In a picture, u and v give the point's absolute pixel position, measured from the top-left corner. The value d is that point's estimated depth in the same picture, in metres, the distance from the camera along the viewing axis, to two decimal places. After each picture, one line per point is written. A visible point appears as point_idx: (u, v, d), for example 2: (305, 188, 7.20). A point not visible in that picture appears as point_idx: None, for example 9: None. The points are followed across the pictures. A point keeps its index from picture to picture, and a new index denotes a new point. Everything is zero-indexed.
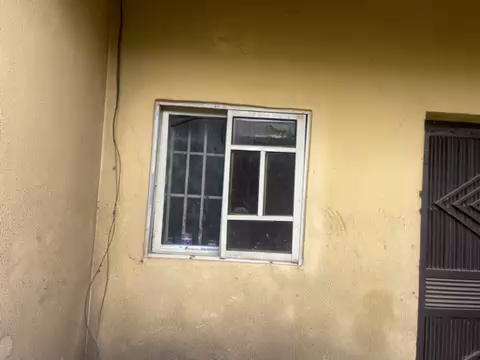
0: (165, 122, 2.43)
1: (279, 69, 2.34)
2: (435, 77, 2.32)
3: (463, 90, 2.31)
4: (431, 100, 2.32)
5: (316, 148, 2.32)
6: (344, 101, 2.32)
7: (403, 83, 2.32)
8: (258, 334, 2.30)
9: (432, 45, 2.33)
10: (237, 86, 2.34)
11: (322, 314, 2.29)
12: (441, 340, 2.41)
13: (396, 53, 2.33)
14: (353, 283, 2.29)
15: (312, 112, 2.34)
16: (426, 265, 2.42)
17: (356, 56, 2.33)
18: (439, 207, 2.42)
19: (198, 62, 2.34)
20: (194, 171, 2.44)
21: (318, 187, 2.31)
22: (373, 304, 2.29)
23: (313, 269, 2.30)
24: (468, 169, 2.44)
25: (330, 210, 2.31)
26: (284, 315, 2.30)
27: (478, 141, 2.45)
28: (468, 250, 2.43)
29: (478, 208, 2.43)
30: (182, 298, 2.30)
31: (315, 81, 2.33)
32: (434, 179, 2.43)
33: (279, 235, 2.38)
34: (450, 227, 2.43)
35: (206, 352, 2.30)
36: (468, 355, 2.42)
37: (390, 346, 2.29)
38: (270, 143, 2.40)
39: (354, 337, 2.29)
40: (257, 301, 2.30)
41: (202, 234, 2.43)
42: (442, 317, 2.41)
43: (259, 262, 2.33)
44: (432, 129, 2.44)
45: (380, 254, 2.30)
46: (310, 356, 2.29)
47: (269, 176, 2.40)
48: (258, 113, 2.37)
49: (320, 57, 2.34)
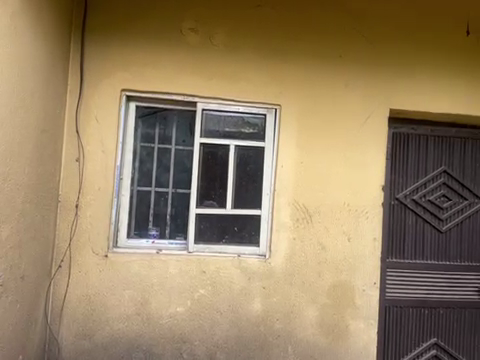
0: (131, 113, 2.35)
1: (249, 63, 2.33)
2: (399, 76, 2.39)
3: (426, 88, 2.40)
4: (395, 98, 2.39)
5: (285, 142, 2.34)
6: (312, 96, 2.36)
7: (368, 80, 2.38)
8: (225, 328, 2.31)
9: (398, 44, 2.40)
10: (207, 77, 2.31)
11: (288, 305, 2.33)
12: (400, 328, 2.53)
13: (363, 51, 2.38)
14: (318, 275, 2.35)
15: (281, 107, 2.35)
16: (387, 257, 2.52)
17: (324, 52, 2.37)
18: (400, 201, 2.53)
19: (167, 52, 2.29)
20: (162, 164, 2.39)
21: (286, 181, 2.34)
22: (337, 295, 2.36)
23: (280, 262, 2.33)
24: (428, 165, 2.55)
25: (297, 203, 2.34)
26: (251, 308, 2.32)
27: (437, 138, 2.57)
28: (426, 242, 2.56)
29: (436, 202, 2.55)
30: (148, 293, 2.27)
31: (285, 75, 2.35)
32: (396, 174, 2.53)
33: (247, 229, 2.39)
34: (410, 220, 2.54)
35: (172, 347, 2.29)
36: (425, 342, 2.55)
37: (352, 335, 2.37)
38: (240, 137, 2.40)
39: (318, 327, 2.35)
40: (224, 295, 2.30)
41: (169, 228, 2.39)
42: (401, 307, 2.53)
43: (227, 255, 2.33)
44: (394, 126, 2.53)
45: (344, 246, 2.37)
46: (276, 347, 2.34)
47: (238, 169, 2.40)
48: (228, 106, 2.35)
49: (290, 51, 2.35)
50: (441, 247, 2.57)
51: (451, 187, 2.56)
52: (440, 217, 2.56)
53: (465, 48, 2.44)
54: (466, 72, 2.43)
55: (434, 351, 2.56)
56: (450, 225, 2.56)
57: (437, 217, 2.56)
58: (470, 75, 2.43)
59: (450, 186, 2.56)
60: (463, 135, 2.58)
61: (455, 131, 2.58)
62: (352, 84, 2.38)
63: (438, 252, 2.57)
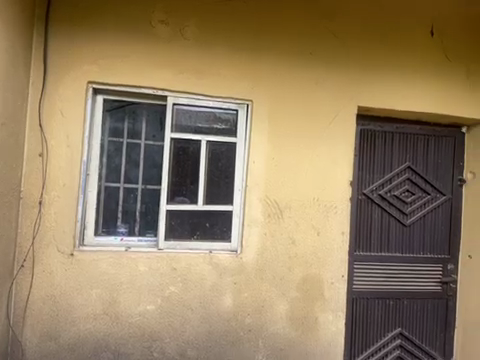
0: (98, 106, 2.27)
1: (220, 58, 2.31)
2: (367, 74, 2.45)
3: (393, 87, 2.47)
4: (362, 96, 2.45)
5: (256, 138, 2.35)
6: (282, 92, 2.38)
7: (337, 78, 2.43)
8: (196, 324, 2.30)
9: (366, 43, 2.46)
10: (178, 71, 2.27)
11: (259, 300, 2.35)
12: (367, 319, 2.62)
13: (333, 49, 2.43)
14: (288, 269, 2.38)
15: (252, 103, 2.36)
16: (355, 250, 2.60)
17: (295, 49, 2.39)
18: (367, 196, 2.61)
19: (136, 45, 2.23)
20: (131, 160, 2.33)
21: (257, 176, 2.35)
22: (306, 288, 2.41)
23: (251, 257, 2.34)
24: (393, 161, 2.65)
25: (268, 199, 2.36)
26: (223, 303, 2.32)
27: (402, 136, 2.67)
28: (391, 236, 2.65)
29: (401, 197, 2.66)
30: (116, 291, 2.21)
31: (256, 71, 2.35)
32: (363, 170, 2.61)
33: (219, 224, 2.39)
34: (377, 214, 2.63)
35: (142, 345, 2.25)
36: (391, 332, 2.66)
37: (321, 327, 2.43)
38: (211, 133, 2.38)
39: (288, 320, 2.39)
40: (195, 291, 2.29)
41: (139, 225, 2.34)
42: (368, 298, 2.62)
43: (198, 251, 2.31)
44: (362, 123, 2.61)
45: (314, 240, 2.41)
46: (247, 341, 2.35)
47: (209, 165, 2.38)
48: (200, 100, 2.33)
49: (261, 47, 2.36)
50: (405, 240, 2.67)
51: (414, 183, 2.67)
52: (404, 211, 2.66)
53: (430, 48, 2.52)
54: (431, 71, 2.52)
55: (399, 341, 2.67)
56: (414, 218, 2.67)
57: (401, 212, 2.66)
58: (434, 75, 2.52)
59: (414, 181, 2.67)
60: (426, 133, 2.69)
61: (419, 129, 2.68)
62: (322, 81, 2.42)
63: (403, 245, 2.67)
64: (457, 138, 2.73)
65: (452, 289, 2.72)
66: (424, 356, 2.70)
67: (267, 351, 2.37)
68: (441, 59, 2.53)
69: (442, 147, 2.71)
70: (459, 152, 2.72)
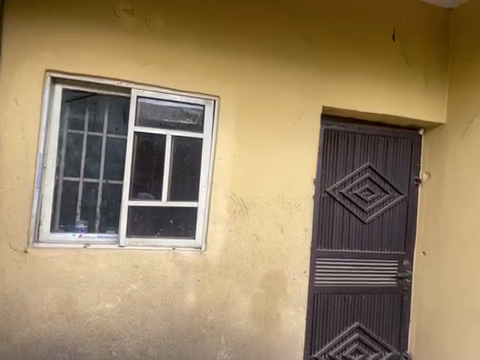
0: (57, 96, 2.16)
1: (187, 51, 2.27)
2: (332, 75, 2.51)
3: (356, 88, 2.55)
4: (327, 96, 2.51)
5: (223, 134, 2.34)
6: (249, 90, 2.38)
7: (304, 77, 2.47)
8: (158, 322, 2.26)
9: (332, 44, 2.51)
10: (143, 63, 2.21)
11: (222, 296, 2.35)
12: (327, 314, 2.70)
13: (301, 49, 2.46)
14: (252, 265, 2.40)
15: (220, 98, 2.34)
16: (317, 247, 2.67)
17: (263, 46, 2.40)
18: (330, 194, 2.68)
19: (99, 33, 2.14)
20: (92, 153, 2.24)
21: (223, 173, 2.34)
22: (269, 284, 2.43)
23: (215, 254, 2.33)
24: (355, 160, 2.74)
25: (234, 195, 2.36)
26: (185, 301, 2.29)
27: (364, 136, 2.76)
28: (352, 233, 2.75)
29: (361, 195, 2.75)
30: (74, 290, 2.12)
31: (224, 67, 2.34)
32: (327, 168, 2.67)
33: (184, 221, 2.35)
34: (338, 212, 2.71)
35: (100, 345, 2.18)
36: (349, 326, 2.76)
37: (283, 322, 2.47)
38: (177, 127, 2.33)
39: (251, 316, 2.41)
40: (157, 289, 2.25)
41: (99, 221, 2.25)
42: (329, 293, 2.70)
43: (161, 248, 2.27)
44: (326, 123, 2.67)
45: (278, 237, 2.44)
46: (209, 339, 2.35)
47: (174, 161, 2.33)
48: (165, 94, 2.28)
49: (230, 43, 2.34)
50: (364, 237, 2.77)
51: (374, 182, 2.78)
52: (364, 209, 2.76)
53: (392, 52, 2.62)
54: (392, 75, 2.61)
55: (357, 335, 2.78)
56: (373, 216, 2.78)
57: (361, 210, 2.76)
58: (395, 79, 2.62)
59: (374, 180, 2.78)
60: (386, 134, 2.80)
61: (380, 130, 2.79)
62: (289, 80, 2.44)
63: (362, 242, 2.77)
64: (415, 140, 2.86)
65: (407, 284, 2.86)
66: (380, 348, 2.82)
67: (229, 347, 2.38)
68: (402, 64, 2.64)
69: (401, 148, 2.83)
70: (416, 153, 2.86)
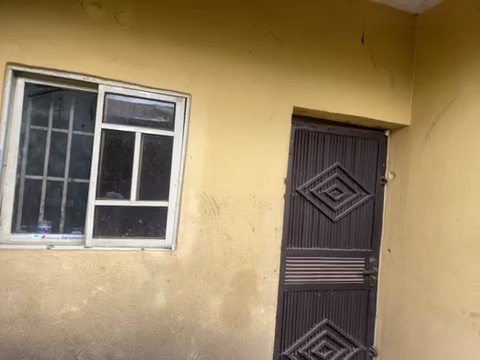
0: (19, 90, 2.05)
1: (157, 47, 2.23)
2: (302, 76, 2.55)
3: (326, 90, 2.60)
4: (297, 96, 2.54)
5: (194, 133, 2.31)
6: (221, 88, 2.37)
7: (275, 77, 2.49)
8: (126, 324, 2.20)
9: (302, 45, 2.55)
10: (112, 59, 2.15)
11: (193, 296, 2.33)
12: (297, 311, 2.75)
13: (272, 49, 2.48)
14: (223, 265, 2.39)
15: (191, 96, 2.31)
16: (287, 245, 2.71)
17: (235, 45, 2.40)
18: (300, 193, 2.72)
19: (65, 26, 2.05)
20: (57, 150, 2.15)
21: (194, 172, 2.32)
22: (240, 283, 2.43)
23: (186, 253, 2.30)
24: (325, 160, 2.80)
25: (205, 194, 2.34)
26: (154, 302, 2.25)
27: (333, 136, 2.82)
28: (321, 231, 2.80)
29: (330, 194, 2.81)
30: (36, 293, 2.03)
31: (195, 65, 2.31)
32: (297, 168, 2.72)
33: (153, 221, 2.31)
34: (308, 211, 2.76)
35: (65, 349, 2.10)
36: (318, 323, 2.81)
37: (253, 321, 2.48)
38: (147, 125, 2.29)
39: (221, 316, 2.40)
40: (125, 290, 2.19)
41: (64, 221, 2.17)
42: (298, 291, 2.74)
43: (129, 248, 2.22)
44: (297, 123, 2.72)
45: (249, 236, 2.45)
46: (179, 340, 2.32)
47: (144, 159, 2.29)
48: (135, 90, 2.23)
49: (202, 41, 2.32)
50: (333, 235, 2.84)
51: (342, 181, 2.85)
52: (333, 208, 2.82)
53: (360, 55, 2.69)
54: (360, 77, 2.69)
55: (326, 331, 2.84)
56: (341, 215, 2.85)
57: (330, 208, 2.82)
58: (363, 81, 2.70)
59: (342, 180, 2.85)
60: (354, 135, 2.88)
61: (348, 131, 2.86)
62: (260, 80, 2.46)
63: (331, 240, 2.83)
64: (381, 141, 2.96)
65: (373, 281, 2.95)
66: (348, 344, 2.90)
67: (199, 348, 2.36)
68: (369, 67, 2.72)
69: (367, 148, 2.92)
70: (382, 154, 2.96)
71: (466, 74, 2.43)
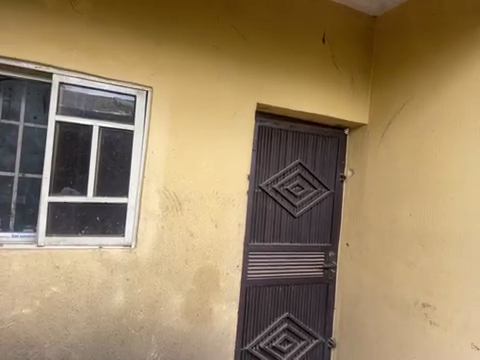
0: None
1: (117, 38, 2.15)
2: (266, 72, 2.56)
3: (289, 88, 2.63)
4: (261, 93, 2.55)
5: (155, 127, 2.25)
6: (184, 83, 2.32)
7: (239, 72, 2.48)
8: (82, 325, 2.12)
9: (266, 42, 2.56)
10: (68, 48, 2.04)
11: (154, 295, 2.27)
12: (259, 306, 2.78)
13: (236, 44, 2.47)
14: (185, 262, 2.35)
15: (153, 90, 2.25)
16: (250, 241, 2.73)
17: (199, 39, 2.36)
18: (263, 189, 2.75)
19: (15, 10, 1.92)
20: (6, 143, 2.02)
21: (155, 167, 2.26)
22: (202, 280, 2.41)
23: (146, 251, 2.25)
24: (287, 157, 2.84)
25: (167, 191, 2.30)
26: (113, 301, 2.18)
27: (295, 133, 2.87)
28: (283, 226, 2.85)
29: (292, 190, 2.87)
30: None
31: (157, 58, 2.25)
32: (260, 164, 2.74)
33: (111, 218, 2.22)
34: (271, 207, 2.79)
35: (15, 354, 1.98)
36: (279, 317, 2.87)
37: (215, 317, 2.47)
38: (106, 118, 2.19)
39: (183, 313, 2.36)
40: (82, 290, 2.10)
41: (15, 219, 2.04)
42: (260, 286, 2.77)
43: (86, 247, 2.12)
44: (260, 119, 2.74)
45: (212, 232, 2.43)
46: (139, 339, 2.26)
47: (102, 154, 2.19)
48: (94, 82, 2.13)
49: (165, 34, 2.27)
50: (294, 230, 2.90)
51: (304, 178, 2.91)
52: (295, 204, 2.88)
53: (322, 54, 2.75)
54: (321, 76, 2.75)
55: (287, 325, 2.90)
56: (302, 210, 2.91)
57: (292, 204, 2.87)
58: (324, 80, 2.76)
59: (304, 176, 2.91)
60: (315, 133, 2.94)
61: (309, 129, 2.92)
62: (224, 76, 2.44)
63: (293, 235, 2.89)
64: (341, 139, 3.05)
65: (332, 274, 3.05)
66: (307, 337, 2.97)
67: (159, 346, 2.31)
68: (330, 66, 2.78)
69: (328, 146, 3.00)
70: (342, 152, 3.06)
71: (420, 76, 2.56)
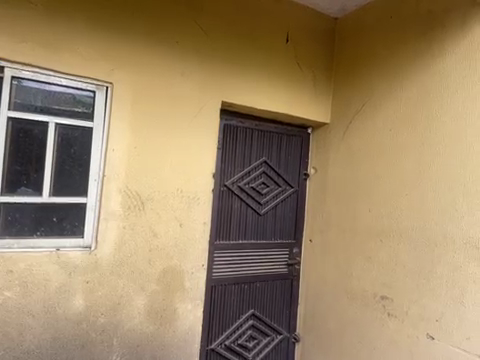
0: None
1: (74, 31, 2.05)
2: (231, 70, 2.55)
3: (253, 86, 2.64)
4: (226, 91, 2.54)
5: (116, 124, 2.18)
6: (146, 79, 2.26)
7: (203, 69, 2.45)
8: (39, 331, 2.01)
9: (230, 40, 2.55)
10: (20, 40, 1.92)
11: (116, 297, 2.20)
12: (224, 304, 2.78)
13: (200, 41, 2.44)
14: (149, 262, 2.30)
15: (113, 86, 2.17)
16: (216, 240, 2.71)
17: (162, 35, 2.31)
18: (228, 187, 2.74)
19: None
20: None
21: (116, 166, 2.19)
22: (167, 280, 2.37)
23: (108, 252, 2.17)
24: (252, 155, 2.85)
25: (129, 190, 2.23)
26: (72, 305, 2.09)
27: (260, 132, 2.89)
28: (249, 224, 2.86)
29: (257, 188, 2.88)
30: None
31: (118, 53, 2.17)
32: (225, 162, 2.73)
33: (69, 218, 2.12)
34: (236, 205, 2.79)
35: None
36: (245, 314, 2.88)
37: (180, 317, 2.43)
38: (63, 114, 2.08)
39: (146, 315, 2.31)
40: (38, 295, 1.99)
41: None
42: (226, 284, 2.77)
43: (42, 250, 2.01)
44: (225, 117, 2.73)
45: (176, 231, 2.39)
46: (100, 343, 2.19)
47: (59, 152, 2.08)
48: (49, 76, 2.02)
49: (126, 28, 2.19)
50: (260, 228, 2.92)
51: (269, 176, 2.94)
52: (260, 201, 2.90)
53: (285, 53, 2.78)
54: (285, 75, 2.78)
55: (252, 321, 2.92)
56: (267, 208, 2.94)
57: (257, 202, 2.89)
58: (287, 78, 2.79)
59: (269, 175, 2.94)
60: (279, 131, 2.98)
61: (274, 127, 2.95)
62: (187, 72, 2.40)
63: (258, 233, 2.91)
64: (304, 137, 3.11)
65: (296, 270, 3.11)
66: (273, 332, 3.01)
67: (122, 349, 2.25)
68: (294, 65, 2.82)
69: (291, 144, 3.05)
70: (305, 150, 3.11)
71: (379, 77, 2.65)
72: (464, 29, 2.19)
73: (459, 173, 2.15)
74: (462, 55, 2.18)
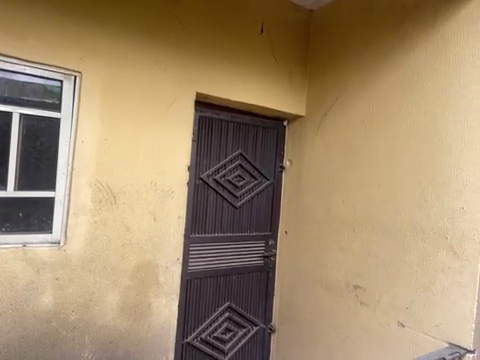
0: None
1: (40, 16, 1.93)
2: (205, 60, 2.50)
3: (228, 78, 2.61)
4: (200, 81, 2.49)
5: (86, 115, 2.09)
6: (117, 68, 2.18)
7: (177, 59, 2.39)
8: (5, 331, 1.92)
9: (204, 29, 2.49)
10: None
11: (87, 293, 2.14)
12: (200, 297, 2.76)
13: (173, 31, 2.37)
14: (122, 257, 2.24)
15: (82, 75, 2.07)
16: (191, 233, 2.68)
17: (134, 23, 2.23)
18: (204, 180, 2.71)
19: None
20: None
21: (86, 159, 2.10)
22: (141, 275, 2.32)
23: (78, 248, 2.10)
24: (227, 147, 2.83)
25: (100, 183, 2.16)
26: (41, 303, 2.01)
27: (235, 124, 2.86)
28: (224, 217, 2.85)
29: (233, 181, 2.87)
30: None
31: (87, 40, 2.08)
32: (200, 155, 2.69)
33: (37, 213, 2.03)
34: (212, 198, 2.76)
35: None
36: (221, 307, 2.88)
37: (154, 312, 2.39)
38: (28, 104, 1.97)
39: (120, 311, 2.25)
40: (3, 293, 1.90)
41: None
42: (202, 278, 2.75)
43: (7, 246, 1.91)
44: (200, 109, 2.68)
45: (150, 225, 2.34)
46: (71, 341, 2.12)
47: (24, 144, 1.97)
48: (12, 64, 1.90)
49: (96, 14, 2.10)
50: (236, 221, 2.91)
51: (245, 168, 2.93)
52: (236, 194, 2.88)
53: (260, 45, 2.76)
54: (260, 66, 2.76)
55: (228, 314, 2.92)
56: (243, 201, 2.93)
57: (233, 195, 2.87)
58: (262, 70, 2.77)
59: (244, 167, 2.93)
60: (255, 124, 2.96)
61: (249, 119, 2.93)
62: (160, 62, 2.33)
63: (234, 225, 2.90)
64: (279, 130, 3.11)
65: (272, 262, 3.13)
66: (248, 324, 3.03)
67: (94, 347, 2.19)
68: (269, 57, 2.80)
69: (267, 137, 3.04)
70: (280, 143, 3.12)
71: (352, 70, 2.69)
72: (434, 24, 2.24)
73: (429, 165, 2.22)
74: (432, 50, 2.24)
